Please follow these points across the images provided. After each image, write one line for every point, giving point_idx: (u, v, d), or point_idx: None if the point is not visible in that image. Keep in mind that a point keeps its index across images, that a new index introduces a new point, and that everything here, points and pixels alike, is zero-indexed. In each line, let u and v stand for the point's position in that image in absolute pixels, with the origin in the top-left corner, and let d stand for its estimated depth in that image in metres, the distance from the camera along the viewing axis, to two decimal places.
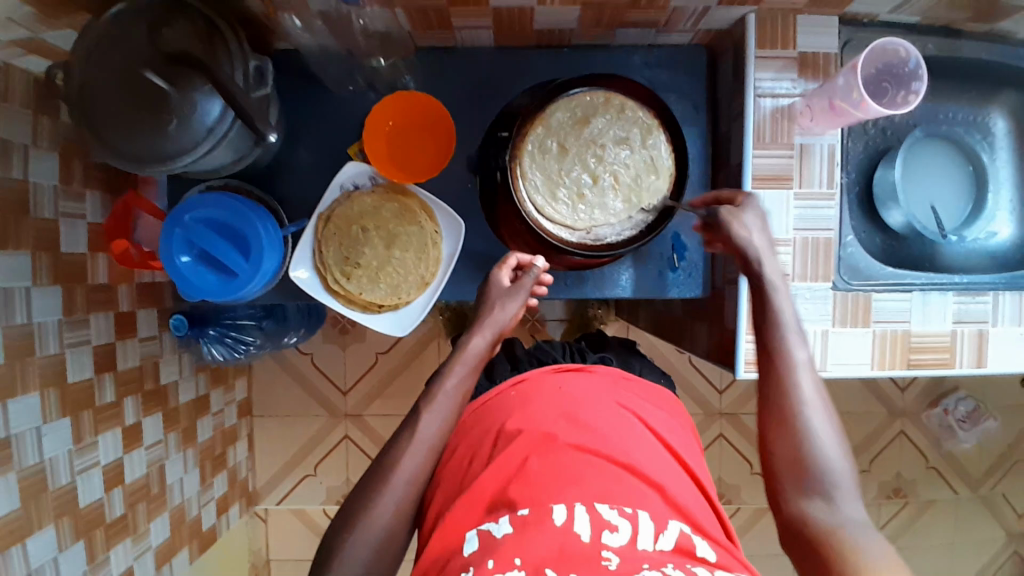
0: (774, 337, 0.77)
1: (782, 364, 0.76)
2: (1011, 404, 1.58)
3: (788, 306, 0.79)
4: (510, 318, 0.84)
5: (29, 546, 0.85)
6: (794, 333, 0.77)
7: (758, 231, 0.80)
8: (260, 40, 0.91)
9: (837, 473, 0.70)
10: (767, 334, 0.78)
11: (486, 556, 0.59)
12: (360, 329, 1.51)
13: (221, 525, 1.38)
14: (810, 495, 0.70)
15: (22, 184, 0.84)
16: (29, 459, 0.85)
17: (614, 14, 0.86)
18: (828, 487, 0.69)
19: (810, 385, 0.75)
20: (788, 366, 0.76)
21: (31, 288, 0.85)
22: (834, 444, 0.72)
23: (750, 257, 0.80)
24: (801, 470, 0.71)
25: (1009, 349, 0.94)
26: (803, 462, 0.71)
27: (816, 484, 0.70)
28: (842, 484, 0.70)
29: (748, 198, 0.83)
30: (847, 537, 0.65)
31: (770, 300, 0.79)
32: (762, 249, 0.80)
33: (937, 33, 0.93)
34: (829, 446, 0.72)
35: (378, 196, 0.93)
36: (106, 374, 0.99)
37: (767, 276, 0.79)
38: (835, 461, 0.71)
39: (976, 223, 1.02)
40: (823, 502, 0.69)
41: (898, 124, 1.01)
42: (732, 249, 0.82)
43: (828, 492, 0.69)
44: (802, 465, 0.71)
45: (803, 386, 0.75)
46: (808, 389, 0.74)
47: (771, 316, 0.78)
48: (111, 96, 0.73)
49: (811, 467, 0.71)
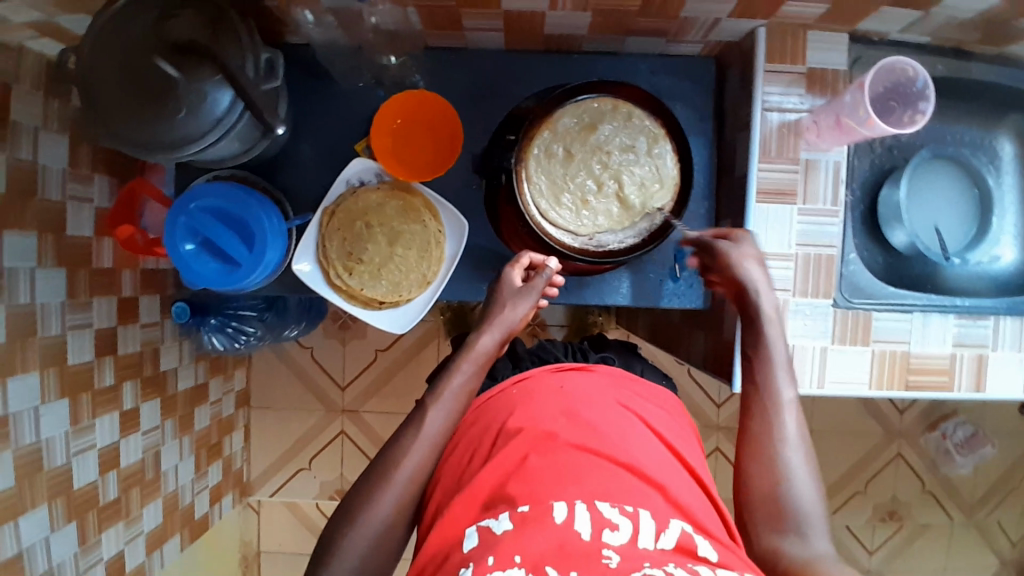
0: (762, 374, 0.79)
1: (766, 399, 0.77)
2: (1011, 430, 1.57)
3: (779, 343, 0.80)
4: (520, 318, 0.84)
5: (22, 525, 0.85)
6: (781, 370, 0.79)
7: (758, 267, 0.82)
8: (272, 33, 0.91)
9: (812, 512, 0.71)
10: (755, 369, 0.79)
11: (485, 552, 0.58)
12: (360, 325, 1.52)
13: (214, 514, 1.38)
14: (783, 531, 0.70)
15: (32, 166, 0.85)
16: (26, 439, 0.85)
17: (625, 21, 0.87)
18: (802, 523, 0.70)
19: (792, 421, 0.76)
20: (773, 401, 0.77)
21: (36, 270, 0.85)
22: (810, 482, 0.72)
23: (750, 292, 0.81)
24: (778, 505, 0.71)
25: (1009, 374, 0.93)
26: (779, 496, 0.71)
27: (791, 520, 0.70)
28: (816, 522, 0.70)
29: (747, 235, 0.84)
30: (819, 574, 0.65)
31: (761, 335, 0.80)
32: (762, 285, 0.81)
33: (947, 54, 0.93)
34: (806, 483, 0.72)
35: (385, 193, 0.93)
36: (106, 358, 1.00)
37: (763, 311, 0.81)
38: (810, 498, 0.71)
39: (979, 246, 1.02)
40: (796, 539, 0.69)
41: (905, 144, 1.01)
42: (730, 284, 0.83)
43: (803, 529, 0.69)
44: (779, 500, 0.71)
45: (786, 420, 0.76)
46: (790, 424, 0.75)
47: (761, 351, 0.80)
48: (121, 83, 0.74)
49: (787, 503, 0.71)
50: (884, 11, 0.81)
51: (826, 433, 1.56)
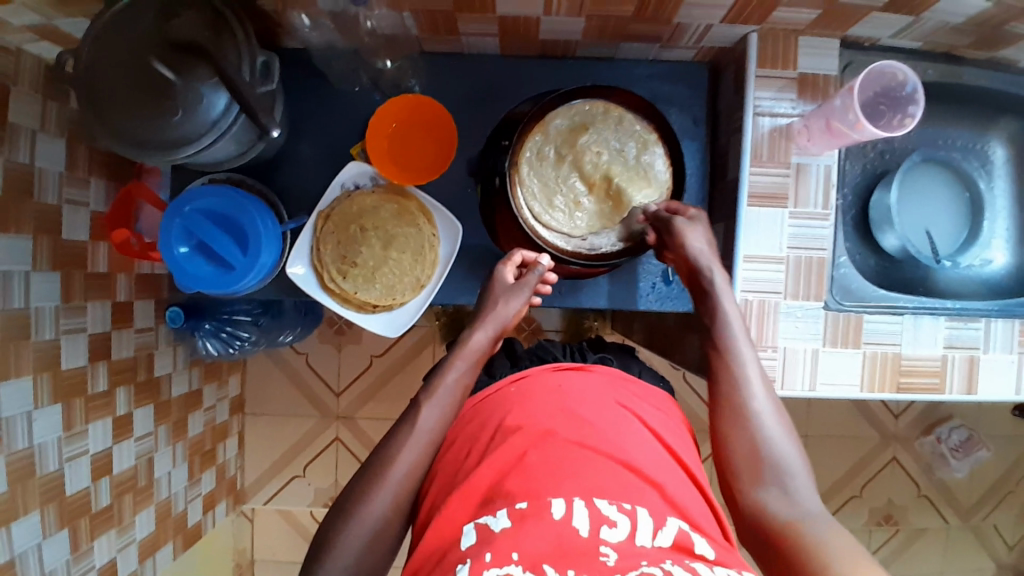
0: (723, 339, 0.79)
1: (730, 360, 0.78)
2: (1005, 434, 1.58)
3: (733, 308, 0.81)
4: (513, 315, 0.85)
5: (14, 530, 0.85)
6: (742, 335, 0.79)
7: (706, 241, 0.84)
8: (269, 37, 0.92)
9: (792, 467, 0.70)
10: (717, 335, 0.80)
11: (483, 549, 0.58)
12: (356, 330, 1.52)
13: (207, 522, 1.37)
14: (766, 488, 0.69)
15: (28, 168, 0.85)
16: (19, 444, 0.85)
17: (618, 27, 0.87)
18: (783, 479, 0.69)
19: (759, 380, 0.76)
20: (736, 362, 0.77)
21: (30, 273, 0.85)
22: (785, 437, 0.72)
23: (699, 266, 0.83)
24: (755, 463, 0.70)
25: (1000, 376, 0.94)
26: (756, 455, 0.71)
27: (771, 475, 0.69)
28: (796, 473, 0.69)
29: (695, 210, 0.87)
30: (803, 525, 0.64)
31: (717, 302, 0.81)
32: (711, 257, 0.83)
33: (937, 59, 0.94)
34: (781, 440, 0.72)
35: (379, 197, 0.94)
36: (100, 362, 1.00)
37: (714, 281, 0.82)
38: (787, 452, 0.71)
39: (971, 249, 1.03)
40: (779, 494, 0.68)
41: (897, 149, 1.02)
42: (682, 259, 0.85)
43: (783, 482, 0.69)
44: (757, 458, 0.71)
45: (751, 380, 0.76)
46: (756, 383, 0.76)
47: (717, 317, 0.81)
48: (118, 84, 0.74)
49: (764, 458, 0.70)
50: (875, 16, 0.82)
51: (821, 438, 1.56)
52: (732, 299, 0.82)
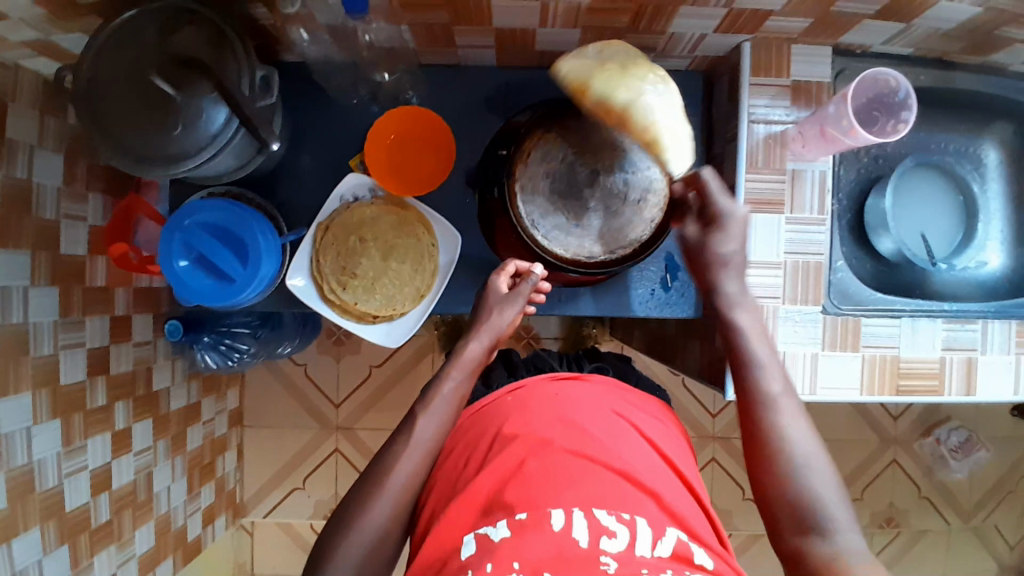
0: (751, 377, 0.80)
1: (764, 402, 0.78)
2: (1003, 435, 1.58)
3: (764, 347, 0.82)
4: (507, 324, 0.86)
5: (15, 547, 0.84)
6: (772, 372, 0.80)
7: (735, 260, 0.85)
8: (267, 50, 0.92)
9: (833, 508, 0.71)
10: (744, 374, 0.81)
11: (483, 559, 0.58)
12: (354, 341, 1.52)
13: (207, 535, 1.37)
14: (808, 530, 0.70)
15: (27, 184, 0.85)
16: (19, 460, 0.85)
17: (614, 37, 0.88)
18: (824, 521, 0.70)
19: (796, 420, 0.77)
20: (771, 403, 0.78)
21: (29, 288, 0.85)
22: (826, 476, 0.73)
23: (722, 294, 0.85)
24: (797, 505, 0.72)
25: (998, 377, 0.95)
26: (796, 499, 0.72)
27: (813, 518, 0.70)
28: (839, 516, 0.71)
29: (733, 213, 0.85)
30: (849, 569, 0.66)
31: (743, 341, 0.82)
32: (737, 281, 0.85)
33: (928, 65, 0.95)
34: (820, 480, 0.73)
35: (378, 208, 0.94)
36: (99, 376, 0.99)
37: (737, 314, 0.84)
38: (829, 493, 0.72)
39: (966, 252, 1.04)
40: (822, 537, 0.69)
41: (890, 154, 1.03)
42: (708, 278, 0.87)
43: (825, 525, 0.70)
44: (798, 502, 0.72)
45: (787, 420, 0.77)
46: (793, 423, 0.77)
47: (744, 354, 0.82)
48: (120, 100, 0.75)
49: (806, 500, 0.71)
50: (868, 23, 0.83)
51: (821, 442, 1.56)
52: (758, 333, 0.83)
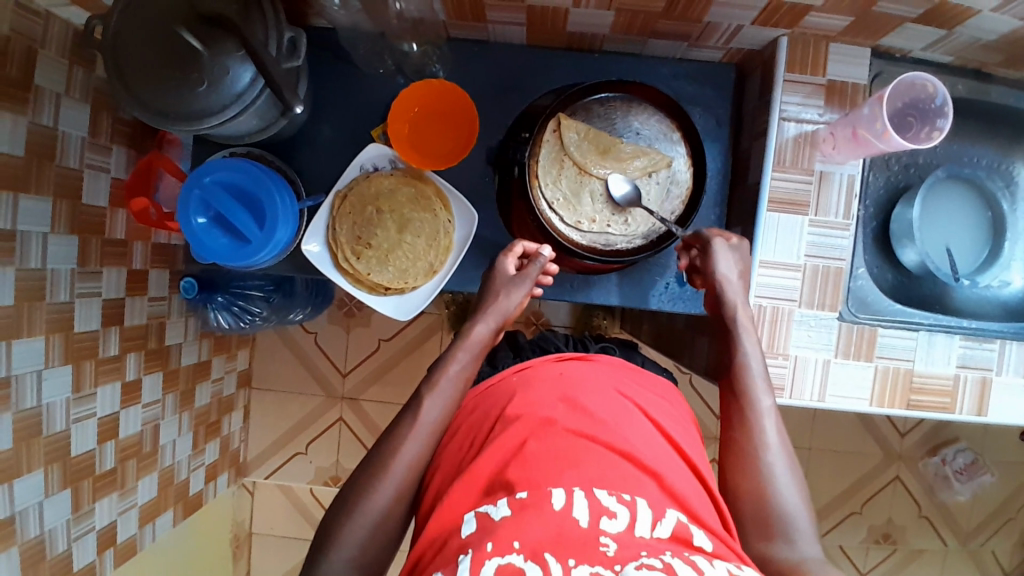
0: (740, 379, 0.79)
1: (748, 407, 0.77)
2: (1010, 459, 1.56)
3: (757, 357, 0.81)
4: (515, 306, 0.86)
5: (16, 487, 0.86)
6: (760, 379, 0.79)
7: (738, 277, 0.83)
8: (296, 13, 0.92)
9: (797, 515, 0.69)
10: (734, 375, 0.80)
11: (484, 539, 0.57)
12: (365, 313, 1.52)
13: (208, 491, 1.39)
14: (771, 535, 0.68)
15: (52, 132, 0.85)
16: (28, 402, 0.86)
17: (647, 22, 0.87)
18: (788, 527, 0.68)
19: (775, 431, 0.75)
20: (753, 411, 0.77)
21: (48, 235, 0.86)
22: (794, 487, 0.71)
23: (726, 299, 0.83)
24: (764, 511, 0.70)
25: (1011, 399, 0.93)
26: (761, 505, 0.70)
27: (778, 525, 0.68)
28: (803, 527, 0.68)
29: (740, 241, 0.85)
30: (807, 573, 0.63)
31: (737, 341, 0.82)
32: (738, 294, 0.83)
33: (968, 75, 0.93)
34: (787, 488, 0.71)
35: (397, 179, 0.94)
36: (112, 327, 1.00)
37: (738, 318, 0.82)
38: (795, 505, 0.70)
39: (990, 269, 1.02)
40: (786, 543, 0.67)
41: (921, 163, 1.01)
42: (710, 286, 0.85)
43: (790, 533, 0.68)
44: (764, 506, 0.70)
45: (768, 430, 0.75)
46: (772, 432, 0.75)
47: (737, 360, 0.81)
48: (146, 53, 0.75)
49: (771, 510, 0.69)
50: (907, 27, 0.81)
51: (824, 451, 1.55)
52: (753, 340, 0.82)
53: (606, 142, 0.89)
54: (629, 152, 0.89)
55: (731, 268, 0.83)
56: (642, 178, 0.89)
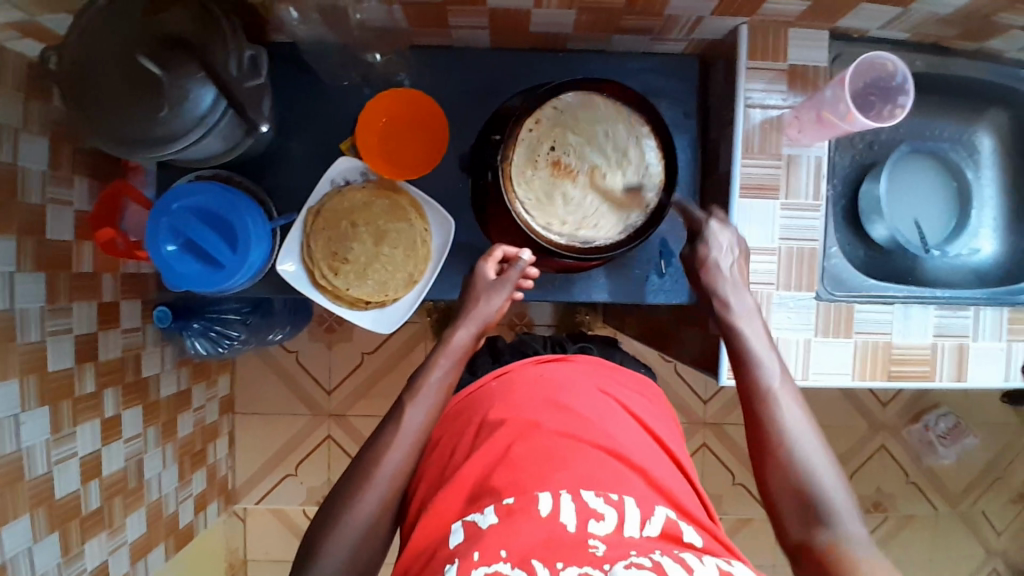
0: (750, 370, 0.78)
1: (761, 393, 0.76)
2: (992, 421, 1.60)
3: (764, 343, 0.80)
4: (495, 311, 0.86)
5: (2, 535, 0.83)
6: (771, 365, 0.78)
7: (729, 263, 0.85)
8: (256, 30, 0.90)
9: (834, 498, 0.69)
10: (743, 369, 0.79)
11: (471, 548, 0.57)
12: (346, 328, 1.51)
13: (199, 522, 1.36)
14: (812, 523, 0.69)
15: (11, 168, 0.83)
16: (7, 447, 0.83)
17: (610, 18, 0.87)
18: (827, 514, 0.68)
19: (799, 416, 0.74)
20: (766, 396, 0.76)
21: (14, 274, 0.84)
22: (827, 466, 0.71)
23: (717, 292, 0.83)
24: (800, 498, 0.70)
25: (990, 363, 0.95)
26: (798, 494, 0.70)
27: (815, 511, 0.69)
28: (843, 507, 0.69)
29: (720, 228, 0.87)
30: (853, 562, 0.64)
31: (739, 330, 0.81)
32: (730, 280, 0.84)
33: (925, 50, 0.95)
34: (821, 471, 0.71)
35: (370, 192, 0.93)
36: (87, 363, 0.98)
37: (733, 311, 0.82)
38: (834, 486, 0.70)
39: (959, 239, 1.04)
40: (826, 530, 0.68)
41: (885, 141, 1.03)
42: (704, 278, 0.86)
43: (830, 518, 0.68)
44: (800, 495, 0.70)
45: (790, 417, 0.74)
46: (795, 419, 0.74)
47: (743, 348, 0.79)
48: (99, 79, 0.73)
49: (807, 494, 0.70)
50: (864, 8, 0.83)
51: None
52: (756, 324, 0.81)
53: (579, 140, 0.90)
54: (589, 153, 0.90)
55: (727, 267, 0.84)
56: (610, 177, 0.90)
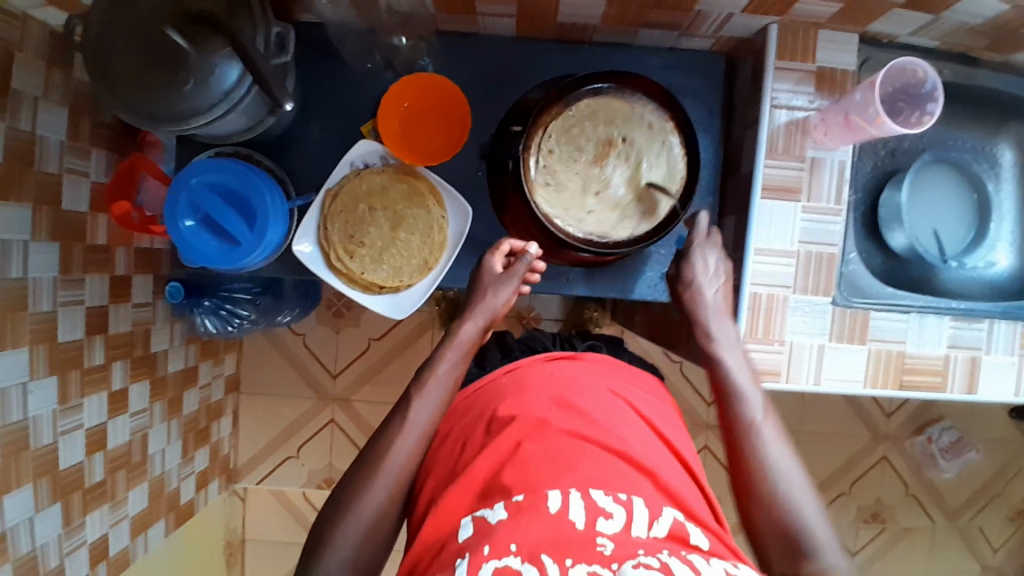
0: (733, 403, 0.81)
1: (745, 427, 0.78)
2: (994, 437, 1.60)
3: (745, 374, 0.83)
4: (502, 304, 0.87)
5: (6, 503, 0.83)
6: (752, 401, 0.81)
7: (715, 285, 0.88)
8: (282, 8, 0.90)
9: (815, 532, 0.71)
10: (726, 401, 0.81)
11: (481, 542, 0.57)
12: (354, 313, 1.51)
13: (200, 500, 1.36)
14: (796, 556, 0.70)
15: (30, 136, 0.83)
16: (14, 415, 0.84)
17: (638, 12, 0.86)
18: (810, 546, 0.70)
19: (778, 443, 0.77)
20: (751, 429, 0.78)
21: (29, 243, 0.84)
22: (807, 497, 0.73)
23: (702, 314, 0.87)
24: (783, 530, 0.71)
25: (1002, 377, 0.95)
26: (784, 527, 0.71)
27: (799, 544, 0.70)
28: (826, 539, 0.70)
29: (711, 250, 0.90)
30: None
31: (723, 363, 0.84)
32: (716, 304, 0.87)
33: (953, 59, 0.94)
34: (805, 505, 0.73)
35: (389, 175, 0.93)
36: (97, 336, 0.98)
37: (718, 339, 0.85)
38: (816, 518, 0.72)
39: (976, 251, 1.04)
40: (810, 561, 0.69)
41: (908, 149, 1.02)
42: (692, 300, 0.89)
43: (812, 548, 0.69)
44: (786, 528, 0.71)
45: (770, 444, 0.77)
46: (776, 451, 0.76)
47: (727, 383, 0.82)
48: (127, 51, 0.73)
49: (789, 525, 0.71)
50: (896, 13, 0.82)
51: (814, 435, 1.57)
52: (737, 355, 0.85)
53: (600, 137, 0.90)
54: (613, 147, 0.90)
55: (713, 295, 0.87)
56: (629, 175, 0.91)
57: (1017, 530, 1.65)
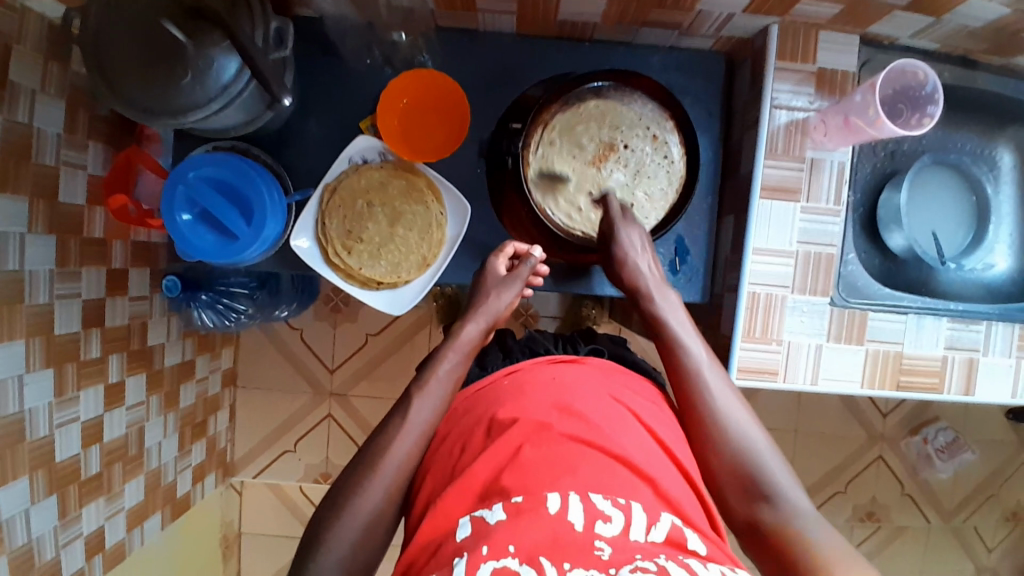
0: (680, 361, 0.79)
1: (693, 381, 0.78)
2: (989, 437, 1.60)
3: (691, 335, 0.82)
4: (505, 306, 0.87)
5: (2, 495, 0.83)
6: (699, 358, 0.79)
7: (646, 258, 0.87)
8: (281, 3, 0.90)
9: (772, 474, 0.71)
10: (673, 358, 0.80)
11: (479, 542, 0.57)
12: (352, 308, 1.51)
13: (196, 493, 1.36)
14: (754, 500, 0.70)
15: (27, 129, 0.82)
16: (10, 408, 0.83)
17: (638, 11, 0.86)
18: (767, 489, 0.70)
19: (725, 391, 0.77)
20: (699, 382, 0.78)
21: (25, 236, 0.83)
22: (760, 438, 0.74)
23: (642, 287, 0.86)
24: (740, 475, 0.72)
25: (998, 379, 0.95)
26: (740, 471, 0.72)
27: (756, 488, 0.71)
28: (783, 480, 0.71)
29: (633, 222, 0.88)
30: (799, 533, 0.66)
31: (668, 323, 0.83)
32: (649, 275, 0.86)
33: (953, 62, 0.94)
34: (759, 448, 0.73)
35: (388, 171, 0.93)
36: (93, 329, 0.98)
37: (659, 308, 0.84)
38: (770, 457, 0.73)
39: (975, 253, 1.04)
40: (768, 506, 0.70)
41: (908, 151, 1.02)
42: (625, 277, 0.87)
43: (768, 493, 0.70)
44: (743, 474, 0.72)
45: (718, 393, 0.77)
46: (725, 401, 0.76)
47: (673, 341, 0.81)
48: (124, 44, 0.72)
49: (744, 470, 0.72)
50: (897, 15, 0.82)
51: (810, 434, 1.57)
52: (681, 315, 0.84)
53: (600, 133, 0.90)
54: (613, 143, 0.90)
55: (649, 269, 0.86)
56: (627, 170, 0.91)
57: (1011, 530, 1.65)
